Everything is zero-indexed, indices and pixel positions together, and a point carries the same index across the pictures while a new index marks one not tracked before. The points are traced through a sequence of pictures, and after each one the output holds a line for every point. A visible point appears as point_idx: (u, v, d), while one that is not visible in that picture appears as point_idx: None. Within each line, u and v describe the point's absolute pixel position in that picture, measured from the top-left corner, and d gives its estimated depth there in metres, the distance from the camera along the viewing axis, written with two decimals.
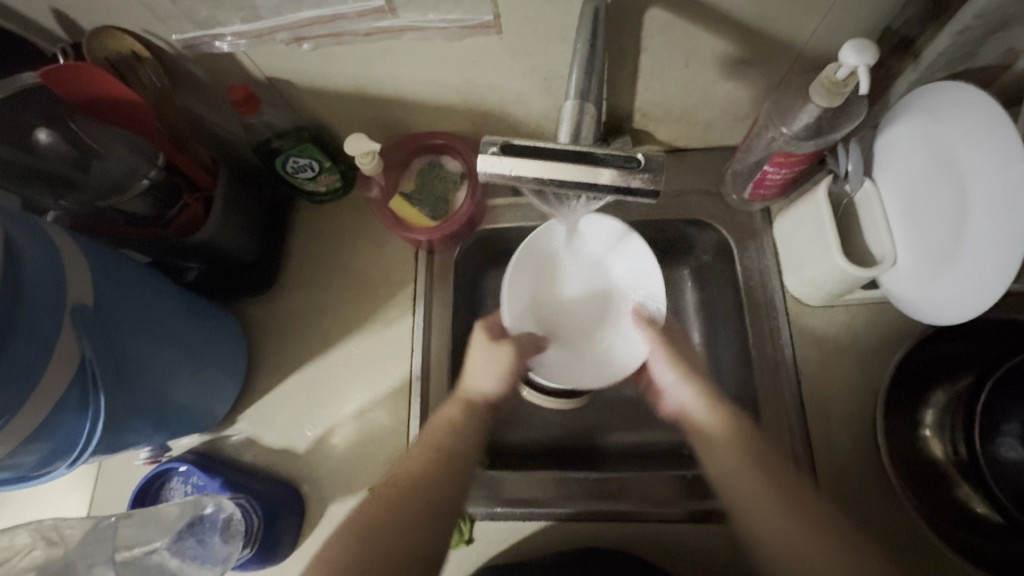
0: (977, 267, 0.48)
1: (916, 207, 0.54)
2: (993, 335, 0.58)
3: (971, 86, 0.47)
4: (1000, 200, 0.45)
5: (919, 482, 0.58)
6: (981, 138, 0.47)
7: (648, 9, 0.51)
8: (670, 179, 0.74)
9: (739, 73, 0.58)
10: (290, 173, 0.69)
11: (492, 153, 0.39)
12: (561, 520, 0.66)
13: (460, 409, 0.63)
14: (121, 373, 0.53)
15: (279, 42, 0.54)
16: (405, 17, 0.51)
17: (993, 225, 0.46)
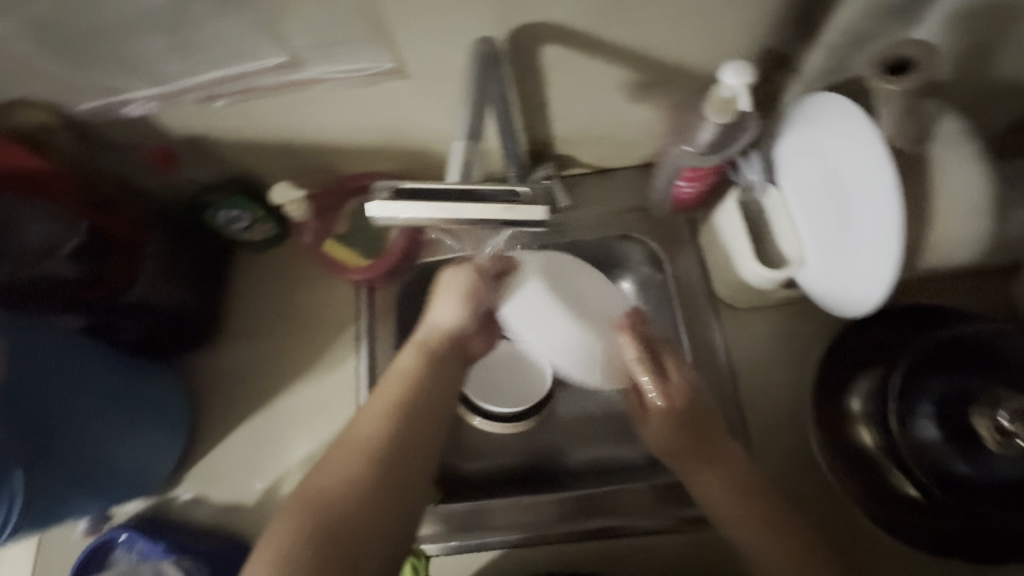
0: (869, 254, 0.51)
1: (812, 206, 0.57)
2: (900, 321, 0.62)
3: (827, 94, 0.53)
4: (871, 185, 0.49)
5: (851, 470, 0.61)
6: (843, 136, 0.51)
7: (542, 45, 0.54)
8: (601, 199, 0.76)
9: (641, 97, 0.62)
10: (222, 226, 0.69)
11: (384, 198, 0.40)
12: (516, 546, 0.66)
13: (419, 359, 0.59)
14: (42, 450, 0.51)
15: (190, 101, 0.55)
16: (311, 69, 0.53)
17: (872, 210, 0.50)
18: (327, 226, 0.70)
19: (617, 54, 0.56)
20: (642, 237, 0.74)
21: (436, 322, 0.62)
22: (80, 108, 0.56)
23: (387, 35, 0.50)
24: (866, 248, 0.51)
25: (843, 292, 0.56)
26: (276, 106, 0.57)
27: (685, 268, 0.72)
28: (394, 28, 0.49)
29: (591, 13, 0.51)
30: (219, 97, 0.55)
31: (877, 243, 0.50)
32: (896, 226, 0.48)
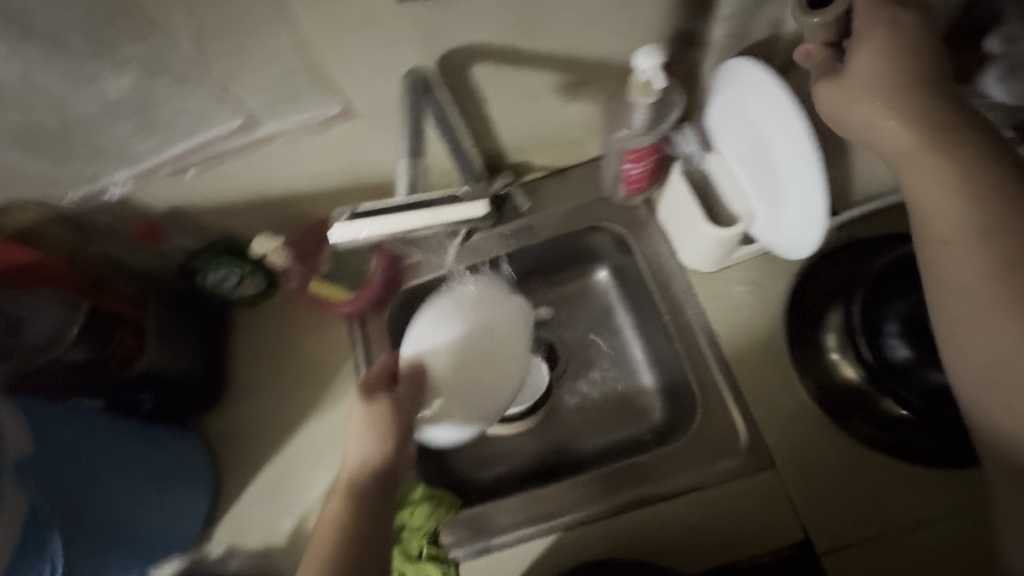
0: (796, 193, 0.55)
1: (749, 165, 0.62)
2: (844, 253, 0.68)
3: (732, 61, 0.59)
4: (781, 128, 0.54)
5: (842, 406, 0.63)
6: (751, 94, 0.57)
7: (472, 66, 0.59)
8: (561, 197, 0.80)
9: (574, 95, 0.67)
10: (215, 287, 0.73)
11: (344, 220, 0.45)
12: (564, 530, 0.67)
13: (342, 499, 0.55)
14: (76, 517, 0.55)
15: (164, 176, 0.60)
16: (269, 126, 0.58)
17: (792, 153, 0.53)
18: (313, 268, 0.74)
19: (541, 61, 0.61)
20: (606, 225, 0.79)
21: (353, 453, 0.57)
22: (68, 201, 0.61)
23: (331, 83, 0.55)
24: (796, 192, 0.55)
25: (788, 237, 0.59)
26: (244, 166, 0.62)
27: (651, 245, 0.76)
28: (336, 76, 0.55)
29: (509, 30, 0.56)
30: (191, 167, 0.60)
31: (804, 186, 0.53)
32: (812, 158, 0.52)
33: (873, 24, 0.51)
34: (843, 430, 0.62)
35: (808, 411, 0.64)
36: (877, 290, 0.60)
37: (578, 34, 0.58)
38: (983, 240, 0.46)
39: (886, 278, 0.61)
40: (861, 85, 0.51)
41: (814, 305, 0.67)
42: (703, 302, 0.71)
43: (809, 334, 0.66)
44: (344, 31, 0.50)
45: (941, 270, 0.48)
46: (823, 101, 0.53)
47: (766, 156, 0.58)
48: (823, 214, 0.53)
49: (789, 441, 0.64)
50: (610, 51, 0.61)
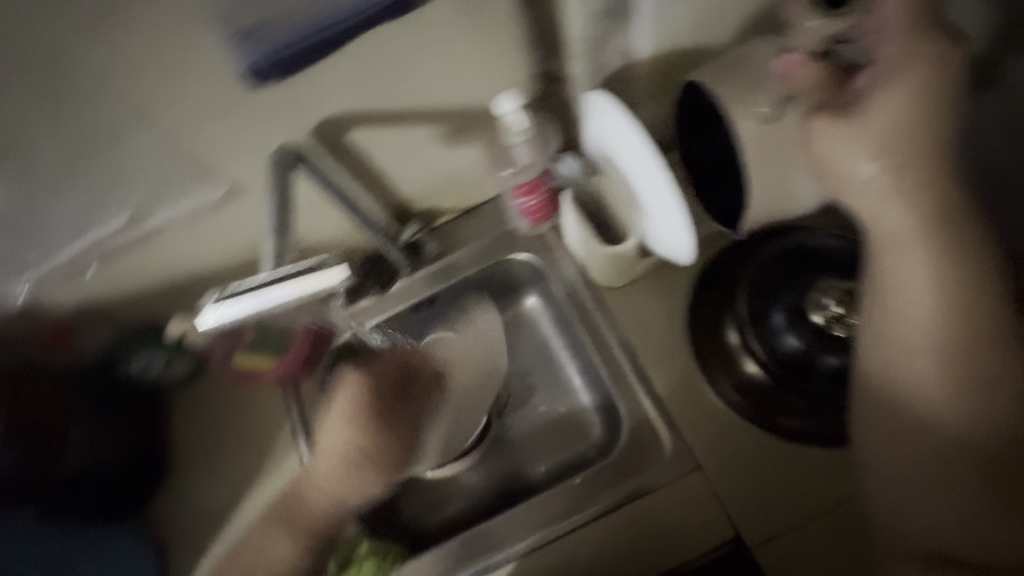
0: (663, 213, 0.60)
1: (619, 188, 0.66)
2: (730, 252, 0.70)
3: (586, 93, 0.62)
4: (641, 157, 0.59)
5: (747, 396, 0.65)
6: (609, 125, 0.61)
7: (349, 131, 0.62)
8: (473, 235, 0.83)
9: (458, 141, 0.70)
10: (138, 374, 0.73)
11: (214, 302, 0.46)
12: (523, 557, 0.67)
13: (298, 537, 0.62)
14: None
15: (62, 278, 0.61)
16: (157, 216, 0.60)
17: (652, 178, 0.59)
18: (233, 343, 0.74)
19: (416, 117, 0.64)
20: (518, 255, 0.81)
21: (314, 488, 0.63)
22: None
23: (208, 168, 0.57)
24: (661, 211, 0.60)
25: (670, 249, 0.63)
26: (142, 256, 0.63)
27: (562, 269, 0.79)
28: (212, 161, 0.57)
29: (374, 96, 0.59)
30: (90, 265, 0.62)
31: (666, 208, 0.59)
32: (670, 181, 0.57)
33: (904, 46, 0.48)
34: (755, 424, 0.64)
35: (721, 410, 0.66)
36: (759, 288, 0.65)
37: (443, 89, 0.62)
38: (937, 315, 0.48)
39: (767, 274, 0.66)
40: (871, 131, 0.48)
41: (712, 304, 0.69)
42: (616, 316, 0.74)
43: (713, 337, 0.68)
44: (208, 123, 0.53)
45: (889, 327, 0.50)
46: (817, 135, 0.50)
47: (630, 181, 0.63)
48: (683, 223, 0.58)
49: (710, 441, 0.65)
50: (480, 98, 0.65)
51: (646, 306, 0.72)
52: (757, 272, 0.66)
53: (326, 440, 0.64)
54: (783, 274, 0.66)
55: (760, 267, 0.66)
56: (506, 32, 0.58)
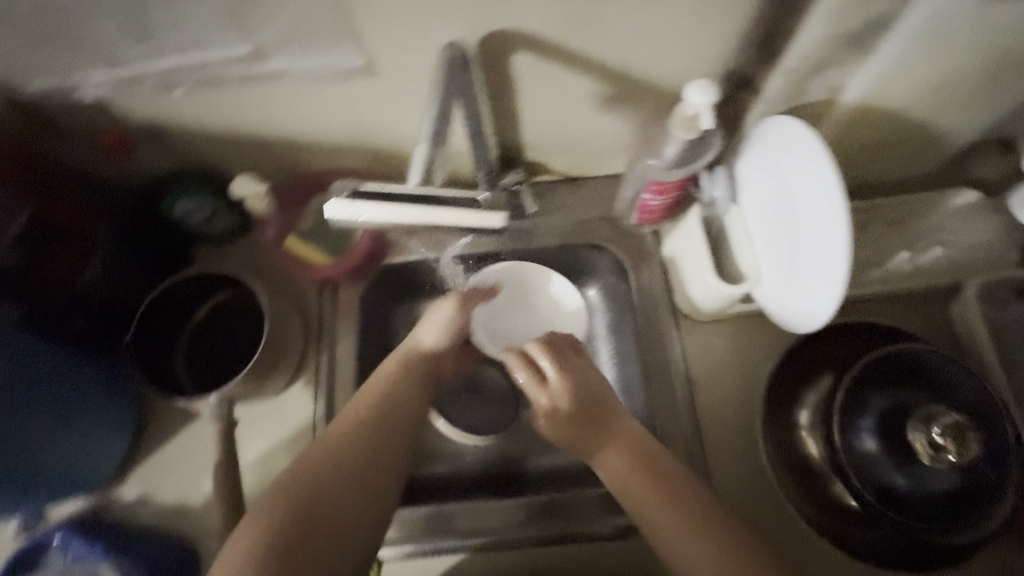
0: (812, 285, 0.53)
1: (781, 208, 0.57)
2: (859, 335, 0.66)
3: (777, 117, 0.56)
4: (811, 201, 0.52)
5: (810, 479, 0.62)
6: (806, 152, 0.52)
7: (513, 54, 0.55)
8: (567, 205, 0.76)
9: (614, 108, 0.63)
10: (178, 217, 0.68)
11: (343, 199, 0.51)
12: (517, 546, 0.66)
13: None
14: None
15: (148, 87, 0.55)
16: (277, 61, 0.53)
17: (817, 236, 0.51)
18: (291, 221, 0.68)
19: (589, 65, 0.57)
20: (606, 245, 0.75)
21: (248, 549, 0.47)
22: (55, 99, 0.56)
23: (358, 32, 0.50)
24: (826, 264, 0.51)
25: (779, 313, 0.60)
26: (238, 98, 0.57)
27: (649, 280, 0.73)
28: (362, 31, 0.50)
29: (565, 25, 0.51)
30: (180, 85, 0.55)
31: (824, 232, 0.50)
32: (840, 250, 0.49)
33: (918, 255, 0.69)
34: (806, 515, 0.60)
35: (754, 454, 0.64)
36: (210, 361, 0.70)
37: (635, 47, 0.55)
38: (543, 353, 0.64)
39: (213, 331, 0.71)
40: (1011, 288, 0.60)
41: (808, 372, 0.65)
42: (686, 344, 0.70)
43: (789, 391, 0.65)
44: (398, 41, 0.51)
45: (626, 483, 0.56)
46: None
47: (788, 211, 0.56)
48: (835, 289, 0.50)
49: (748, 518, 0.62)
50: (663, 71, 0.58)
51: (731, 341, 0.70)
52: (218, 314, 0.71)
53: (328, 433, 0.56)
54: (202, 298, 0.70)
55: (238, 313, 0.71)
56: (719, 25, 0.52)
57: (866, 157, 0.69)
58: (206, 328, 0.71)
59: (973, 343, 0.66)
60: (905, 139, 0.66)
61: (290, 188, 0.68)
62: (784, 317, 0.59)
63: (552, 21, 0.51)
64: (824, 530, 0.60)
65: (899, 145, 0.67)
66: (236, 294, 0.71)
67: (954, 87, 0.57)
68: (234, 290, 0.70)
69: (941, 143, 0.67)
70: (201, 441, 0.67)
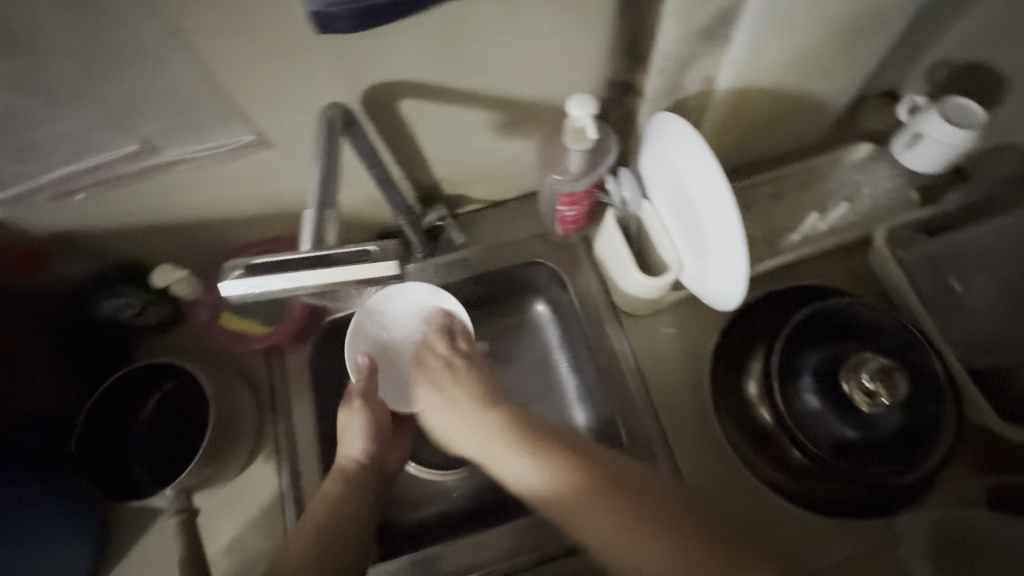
0: (722, 265, 0.55)
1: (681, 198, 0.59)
2: (784, 303, 0.69)
3: (658, 114, 0.59)
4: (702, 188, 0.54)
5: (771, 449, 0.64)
6: (687, 144, 0.55)
7: (400, 101, 0.57)
8: (495, 229, 0.78)
9: (512, 132, 0.66)
10: (109, 316, 0.67)
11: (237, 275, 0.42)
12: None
13: None
14: None
15: (46, 199, 0.55)
16: (169, 151, 0.54)
17: (714, 219, 0.54)
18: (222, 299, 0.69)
19: (475, 98, 0.59)
20: (540, 259, 0.77)
21: None
22: None
23: (240, 111, 0.51)
24: (723, 245, 0.54)
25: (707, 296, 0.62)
26: (141, 192, 0.57)
27: (586, 285, 0.75)
28: (245, 108, 0.51)
29: (439, 67, 0.53)
30: (77, 191, 0.55)
31: (718, 214, 0.53)
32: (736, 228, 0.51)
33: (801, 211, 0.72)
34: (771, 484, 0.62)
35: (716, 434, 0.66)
36: (169, 455, 0.68)
37: (513, 74, 0.57)
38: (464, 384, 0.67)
39: (166, 424, 0.70)
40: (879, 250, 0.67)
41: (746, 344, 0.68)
42: (632, 339, 0.72)
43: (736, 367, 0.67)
44: (282, 111, 0.53)
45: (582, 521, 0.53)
46: None
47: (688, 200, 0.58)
48: (741, 265, 0.52)
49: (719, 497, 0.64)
50: (547, 91, 0.61)
51: (673, 328, 0.72)
52: (167, 404, 0.70)
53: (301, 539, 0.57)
54: (149, 391, 0.69)
55: (188, 399, 0.70)
56: (584, 42, 0.56)
57: (760, 132, 0.72)
58: (158, 420, 0.70)
59: (894, 286, 0.69)
60: (790, 109, 0.69)
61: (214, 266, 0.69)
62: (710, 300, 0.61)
63: (426, 65, 0.53)
64: (789, 496, 0.62)
65: (786, 115, 0.70)
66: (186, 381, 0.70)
67: (815, 57, 0.60)
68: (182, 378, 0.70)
69: (824, 107, 0.71)
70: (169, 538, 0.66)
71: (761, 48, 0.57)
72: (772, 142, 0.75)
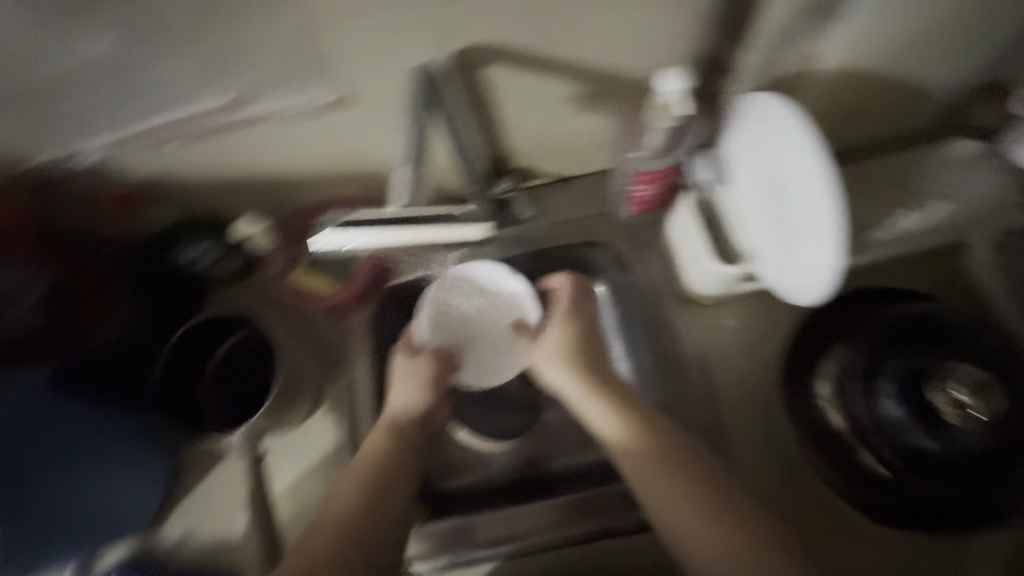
0: (810, 257, 0.52)
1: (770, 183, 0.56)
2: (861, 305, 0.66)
3: (754, 93, 0.56)
4: (797, 172, 0.51)
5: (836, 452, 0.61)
6: (785, 125, 0.52)
7: (485, 66, 0.56)
8: (561, 205, 0.77)
9: (591, 106, 0.64)
10: (186, 265, 0.69)
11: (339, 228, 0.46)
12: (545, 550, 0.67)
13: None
14: None
15: (144, 145, 0.58)
16: (260, 104, 0.55)
17: (808, 206, 0.50)
18: (295, 254, 0.70)
19: (560, 67, 0.58)
20: (605, 239, 0.75)
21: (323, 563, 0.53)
22: (59, 167, 0.59)
23: (332, 67, 0.52)
24: (813, 239, 0.51)
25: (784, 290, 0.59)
26: (230, 144, 0.59)
27: (652, 269, 0.73)
28: (337, 65, 0.52)
29: (529, 32, 0.52)
30: (172, 138, 0.57)
31: (814, 201, 0.50)
32: (832, 218, 0.48)
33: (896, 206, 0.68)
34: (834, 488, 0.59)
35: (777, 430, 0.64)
36: (232, 403, 0.71)
37: (603, 44, 0.55)
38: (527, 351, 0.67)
39: (231, 373, 0.72)
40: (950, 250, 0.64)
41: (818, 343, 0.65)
42: (696, 328, 0.70)
43: (807, 364, 0.65)
44: (371, 71, 0.53)
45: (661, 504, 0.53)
46: None
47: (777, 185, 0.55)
48: (833, 258, 0.49)
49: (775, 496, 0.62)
50: (634, 63, 0.59)
51: (741, 319, 0.69)
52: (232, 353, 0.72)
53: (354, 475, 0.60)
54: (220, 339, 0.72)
55: (254, 352, 0.72)
56: (682, 13, 0.53)
57: (854, 119, 0.68)
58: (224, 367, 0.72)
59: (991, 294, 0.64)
60: (892, 96, 0.64)
61: (287, 222, 0.71)
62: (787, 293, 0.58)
63: (519, 29, 0.52)
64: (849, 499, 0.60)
65: (886, 103, 0.66)
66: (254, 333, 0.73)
67: (932, 38, 0.56)
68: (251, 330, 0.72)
69: (930, 96, 0.66)
70: (233, 477, 0.69)
71: (874, 26, 0.53)
72: (864, 131, 0.70)
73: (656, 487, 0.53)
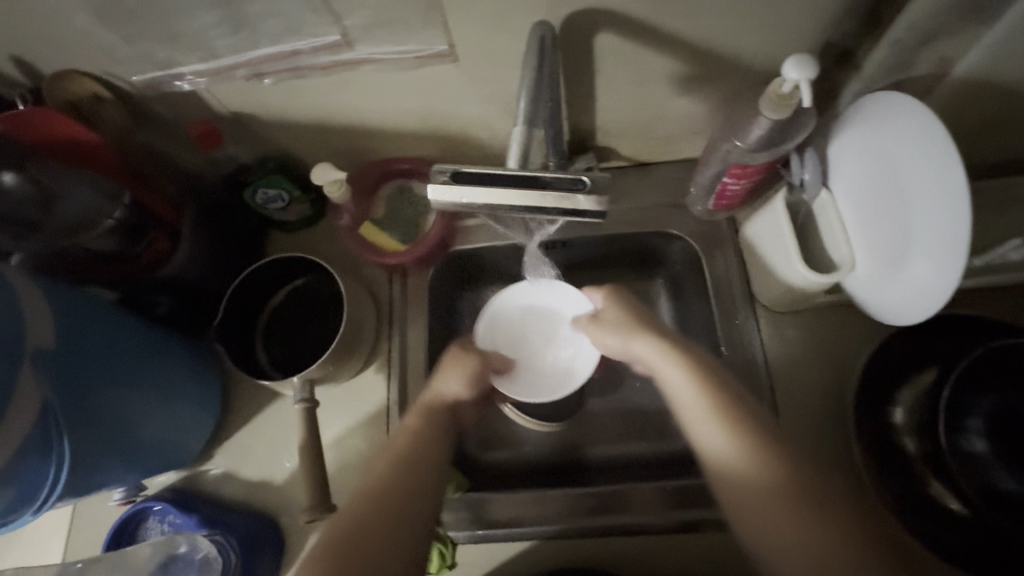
0: (923, 273, 0.49)
1: (882, 192, 0.53)
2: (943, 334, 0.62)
3: (872, 95, 0.53)
4: (922, 182, 0.48)
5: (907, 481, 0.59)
6: (913, 132, 0.48)
7: (596, 34, 0.53)
8: (636, 191, 0.74)
9: (693, 89, 0.61)
10: (259, 205, 0.70)
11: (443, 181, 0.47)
12: (581, 536, 0.66)
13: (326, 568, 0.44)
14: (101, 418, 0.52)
15: (239, 78, 0.57)
16: (362, 49, 0.53)
17: (931, 218, 0.48)
18: (364, 210, 0.70)
19: (673, 44, 0.55)
20: (679, 231, 0.72)
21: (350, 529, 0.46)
22: (152, 92, 0.59)
23: (442, 16, 0.50)
24: (930, 253, 0.48)
25: (878, 306, 0.56)
26: (322, 87, 0.58)
27: (724, 267, 0.71)
28: (448, 15, 0.50)
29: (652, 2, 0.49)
30: (267, 74, 0.56)
31: (939, 213, 0.47)
32: (959, 233, 0.45)
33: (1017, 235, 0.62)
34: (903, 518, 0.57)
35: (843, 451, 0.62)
36: (287, 347, 0.71)
37: (725, 23, 0.52)
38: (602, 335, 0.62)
39: (289, 316, 0.73)
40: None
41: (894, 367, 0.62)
42: (764, 334, 0.68)
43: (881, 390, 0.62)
44: (481, 26, 0.51)
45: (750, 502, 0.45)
46: None
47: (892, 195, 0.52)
48: (953, 274, 0.46)
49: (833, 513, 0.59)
50: (751, 49, 0.55)
51: (813, 331, 0.67)
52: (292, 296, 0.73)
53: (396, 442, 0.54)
54: (280, 281, 0.73)
55: (313, 298, 0.73)
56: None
57: (969, 137, 0.64)
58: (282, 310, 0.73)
59: None
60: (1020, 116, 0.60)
61: (362, 174, 0.70)
62: (883, 309, 0.55)
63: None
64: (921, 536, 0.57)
65: (1010, 123, 0.61)
66: (315, 281, 0.73)
67: None
68: (312, 277, 0.73)
69: None
70: (281, 422, 0.70)
71: None
72: (977, 150, 0.66)
73: (743, 489, 0.46)
